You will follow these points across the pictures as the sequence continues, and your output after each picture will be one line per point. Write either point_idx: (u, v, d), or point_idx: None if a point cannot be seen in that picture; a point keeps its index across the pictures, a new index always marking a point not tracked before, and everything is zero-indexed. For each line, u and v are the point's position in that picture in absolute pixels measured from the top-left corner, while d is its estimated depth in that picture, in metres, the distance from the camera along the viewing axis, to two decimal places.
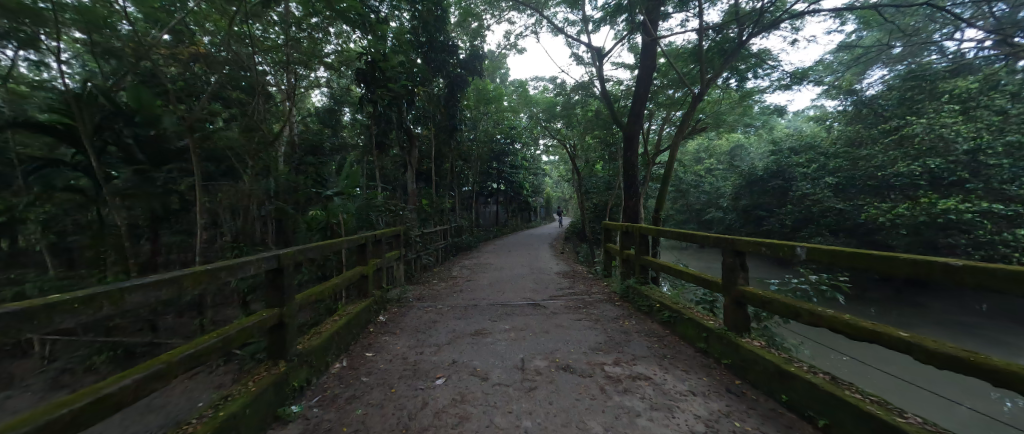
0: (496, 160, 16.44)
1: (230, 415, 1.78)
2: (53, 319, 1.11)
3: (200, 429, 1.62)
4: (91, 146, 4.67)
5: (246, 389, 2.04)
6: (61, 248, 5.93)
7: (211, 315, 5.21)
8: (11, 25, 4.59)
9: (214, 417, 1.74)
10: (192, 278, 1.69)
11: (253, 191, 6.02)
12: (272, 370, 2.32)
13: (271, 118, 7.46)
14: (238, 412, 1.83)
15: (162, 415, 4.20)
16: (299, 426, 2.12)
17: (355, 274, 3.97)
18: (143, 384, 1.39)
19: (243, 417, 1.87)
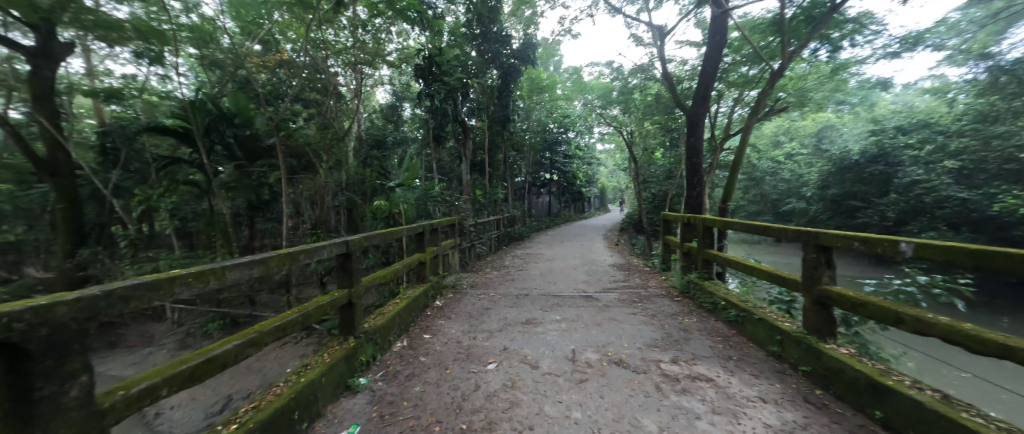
0: (549, 150, 16.31)
1: (309, 381, 2.01)
2: (174, 290, 1.33)
3: (286, 392, 1.86)
4: (202, 146, 5.47)
5: (324, 360, 2.29)
6: (184, 232, 7.11)
7: (295, 292, 5.89)
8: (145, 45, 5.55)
9: (297, 382, 1.98)
10: (277, 260, 1.92)
11: (327, 183, 6.62)
12: (343, 345, 2.57)
13: (343, 116, 8.11)
14: (316, 379, 2.07)
15: (260, 378, 4.93)
16: (366, 397, 2.33)
17: (414, 260, 4.24)
18: (240, 351, 1.62)
19: (320, 384, 2.11)
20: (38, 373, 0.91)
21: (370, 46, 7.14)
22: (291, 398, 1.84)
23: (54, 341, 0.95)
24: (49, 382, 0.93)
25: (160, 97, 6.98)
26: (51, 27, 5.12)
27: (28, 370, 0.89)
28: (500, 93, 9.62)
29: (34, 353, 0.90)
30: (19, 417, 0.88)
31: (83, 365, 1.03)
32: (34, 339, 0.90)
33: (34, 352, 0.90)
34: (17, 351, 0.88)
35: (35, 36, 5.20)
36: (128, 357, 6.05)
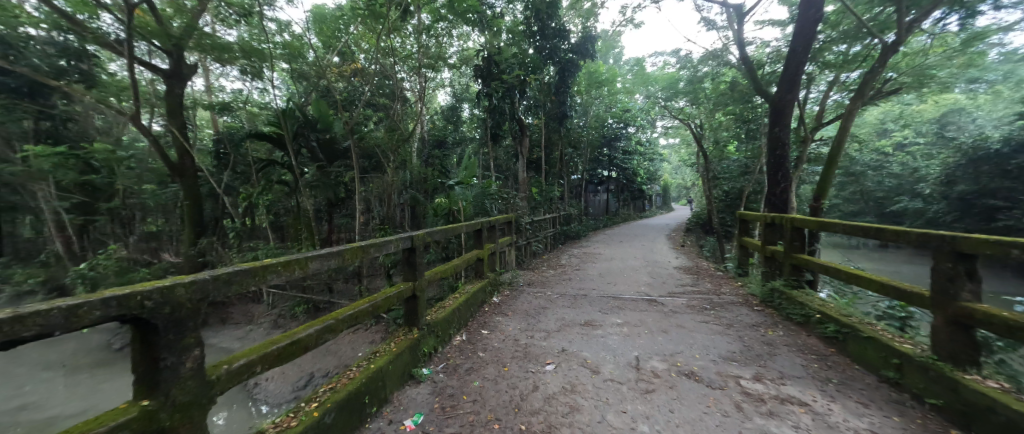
0: (607, 146, 15.80)
1: (378, 368, 2.18)
2: (267, 277, 1.51)
3: (357, 377, 2.03)
4: (292, 150, 6.17)
5: (390, 348, 2.47)
6: (277, 226, 8.11)
7: (366, 283, 6.41)
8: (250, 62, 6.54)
9: (367, 368, 2.16)
10: (351, 252, 2.09)
11: (394, 182, 7.09)
12: (408, 335, 2.74)
13: (408, 119, 8.62)
14: (385, 366, 2.23)
15: (338, 360, 5.46)
16: (429, 387, 2.47)
17: (473, 256, 4.37)
18: (320, 336, 1.80)
19: (388, 371, 2.27)
20: (162, 345, 1.08)
21: (433, 50, 7.48)
22: (363, 383, 2.02)
23: (175, 318, 1.13)
24: (171, 353, 1.11)
25: (259, 107, 8.04)
26: (181, 52, 6.17)
27: (154, 342, 1.07)
28: (557, 90, 9.50)
29: (159, 328, 1.07)
30: (149, 380, 1.07)
31: (197, 339, 1.20)
32: (159, 315, 1.07)
33: (159, 327, 1.08)
34: (146, 324, 1.06)
35: (170, 61, 6.28)
36: (235, 333, 7.07)
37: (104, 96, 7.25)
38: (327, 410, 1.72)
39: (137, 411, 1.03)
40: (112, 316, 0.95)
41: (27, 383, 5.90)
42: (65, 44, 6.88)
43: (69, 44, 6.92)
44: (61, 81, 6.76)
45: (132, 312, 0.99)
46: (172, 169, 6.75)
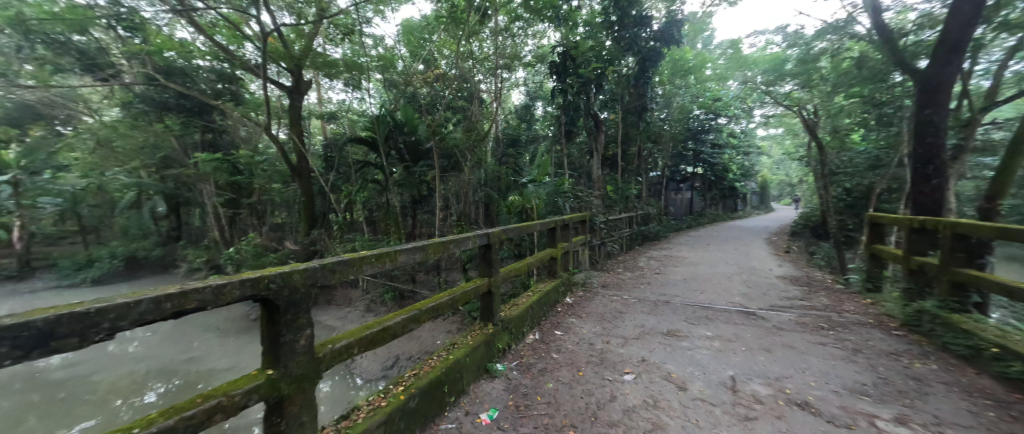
0: (693, 139, 14.51)
1: (455, 360, 2.35)
2: (363, 268, 1.72)
3: (437, 368, 2.23)
4: (383, 151, 6.81)
5: (467, 342, 2.63)
6: (371, 221, 9.08)
7: (444, 276, 6.83)
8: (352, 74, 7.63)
9: (446, 359, 2.35)
10: (433, 247, 2.25)
11: (471, 180, 7.42)
12: (483, 329, 2.88)
13: (485, 119, 8.91)
14: (461, 359, 2.40)
15: (420, 347, 5.95)
16: (503, 383, 2.57)
17: (547, 255, 4.38)
18: (406, 324, 2.01)
19: (464, 364, 2.43)
20: (282, 323, 1.32)
21: (510, 50, 7.63)
22: (442, 373, 2.22)
23: (292, 300, 1.37)
24: (289, 331, 1.34)
25: (358, 114, 9.10)
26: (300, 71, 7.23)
27: (277, 320, 1.31)
28: (635, 82, 8.94)
29: (281, 308, 1.31)
30: (274, 352, 1.32)
31: (308, 320, 1.44)
32: (280, 297, 1.30)
33: (281, 307, 1.32)
34: (272, 304, 1.30)
35: (292, 79, 7.36)
36: (338, 313, 8.11)
37: (247, 112, 8.96)
38: (411, 396, 1.96)
39: (264, 378, 1.28)
40: (249, 294, 1.20)
41: (196, 340, 7.56)
42: (221, 72, 8.58)
43: (223, 71, 8.61)
44: (218, 101, 8.45)
45: (262, 292, 1.24)
46: (293, 170, 7.96)
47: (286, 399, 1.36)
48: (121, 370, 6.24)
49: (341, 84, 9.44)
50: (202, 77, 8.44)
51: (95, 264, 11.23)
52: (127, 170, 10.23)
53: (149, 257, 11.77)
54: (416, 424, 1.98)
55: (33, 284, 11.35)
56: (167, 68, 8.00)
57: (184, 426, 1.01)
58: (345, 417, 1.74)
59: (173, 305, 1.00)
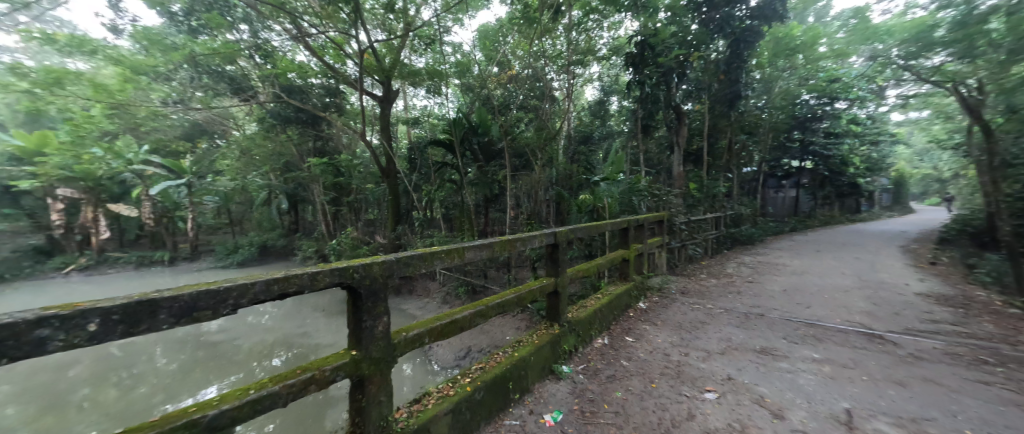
0: (799, 129, 12.62)
1: (519, 358, 2.39)
2: (432, 263, 1.87)
3: (501, 363, 2.30)
4: (459, 152, 7.18)
5: (532, 341, 2.65)
6: (447, 218, 9.62)
7: (514, 273, 6.94)
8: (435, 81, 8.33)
9: (510, 356, 2.40)
10: (499, 245, 2.32)
11: (541, 179, 7.42)
12: (549, 330, 2.87)
13: (557, 117, 8.81)
14: (525, 357, 2.44)
15: (490, 341, 6.15)
16: (569, 386, 2.53)
17: (618, 256, 4.20)
18: (472, 318, 2.11)
19: (528, 362, 2.46)
20: (364, 309, 1.52)
21: (583, 45, 7.44)
22: (506, 370, 2.26)
23: (372, 289, 1.56)
24: (369, 317, 1.54)
25: (438, 118, 9.74)
26: (389, 82, 7.95)
27: (360, 307, 1.52)
28: (727, 68, 7.95)
29: (362, 296, 1.51)
30: (357, 335, 1.52)
31: (386, 308, 1.62)
32: (362, 286, 1.51)
33: (363, 295, 1.52)
34: (356, 292, 1.51)
35: (382, 89, 8.11)
36: (418, 303, 8.78)
37: (347, 121, 10.27)
38: (477, 388, 2.04)
39: (349, 358, 1.49)
40: (337, 281, 1.42)
41: (307, 318, 8.85)
42: (327, 87, 9.90)
43: (329, 86, 9.93)
44: (325, 113, 9.79)
45: (347, 280, 1.46)
46: (382, 172, 8.83)
47: (367, 378, 1.55)
48: (255, 337, 7.65)
49: (424, 91, 10.21)
50: (313, 92, 9.85)
51: (238, 250, 13.86)
52: (261, 174, 12.41)
53: (275, 246, 14.13)
54: (481, 416, 2.04)
55: (200, 265, 14.48)
56: (288, 87, 9.39)
57: (285, 392, 1.28)
58: (417, 401, 1.89)
59: (278, 287, 1.26)
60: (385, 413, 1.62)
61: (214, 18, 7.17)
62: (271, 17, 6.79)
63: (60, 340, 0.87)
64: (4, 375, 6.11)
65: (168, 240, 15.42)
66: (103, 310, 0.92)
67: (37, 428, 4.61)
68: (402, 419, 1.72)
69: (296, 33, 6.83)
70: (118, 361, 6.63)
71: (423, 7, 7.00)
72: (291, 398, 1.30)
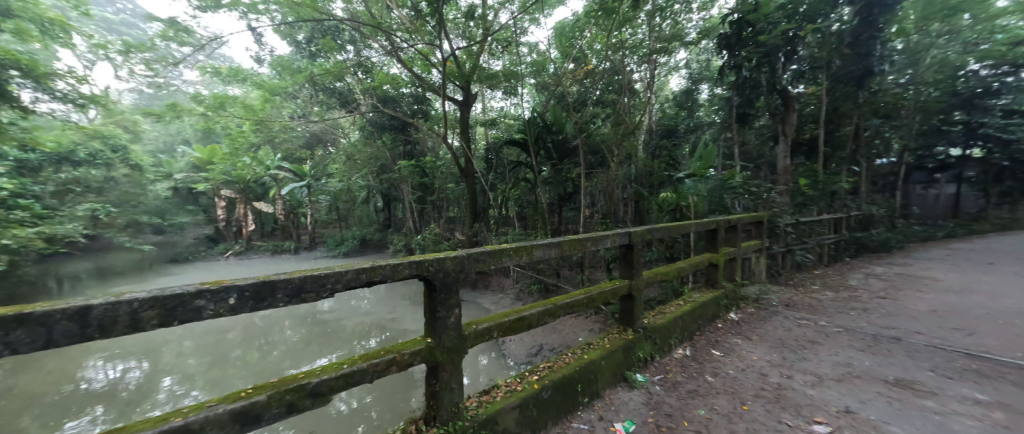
0: (962, 107, 9.96)
1: (589, 360, 2.34)
2: (501, 259, 1.93)
3: (570, 365, 2.28)
4: (534, 151, 7.24)
5: (603, 345, 2.57)
6: (522, 216, 9.76)
7: (588, 273, 6.76)
8: (512, 82, 8.52)
9: (579, 358, 2.36)
10: (569, 244, 2.29)
11: (618, 177, 7.08)
12: (622, 335, 2.76)
13: (637, 111, 8.31)
14: (595, 361, 2.37)
15: (562, 341, 6.10)
16: (643, 397, 2.38)
17: (705, 261, 3.83)
18: (540, 316, 2.13)
19: (599, 366, 2.39)
20: (438, 300, 1.63)
21: (668, 31, 6.90)
22: (575, 371, 2.23)
23: (445, 282, 1.67)
24: (442, 308, 1.65)
25: (514, 118, 9.93)
26: (468, 87, 8.35)
27: (435, 297, 1.63)
28: (852, 40, 6.78)
29: (437, 287, 1.63)
30: (432, 324, 1.64)
31: (457, 301, 1.72)
32: (437, 278, 1.62)
33: (437, 287, 1.63)
34: (431, 283, 1.63)
35: (462, 94, 8.54)
36: (493, 297, 9.10)
37: (432, 125, 11.08)
38: (544, 387, 2.05)
39: (424, 345, 1.60)
40: (415, 273, 1.55)
41: (396, 305, 9.80)
42: (416, 95, 10.80)
43: (417, 94, 10.83)
44: (413, 119, 10.70)
45: (424, 272, 1.58)
46: (461, 172, 9.34)
47: (440, 365, 1.65)
48: (356, 319, 8.74)
49: (500, 92, 10.52)
50: (404, 101, 10.85)
51: (344, 242, 15.97)
52: (362, 176, 14.09)
53: (372, 240, 15.92)
54: (548, 415, 2.05)
55: (316, 254, 17.03)
56: (383, 97, 10.50)
57: (370, 369, 1.42)
58: (486, 392, 1.97)
59: (366, 275, 1.42)
60: (455, 400, 1.71)
61: (328, 43, 8.36)
62: (371, 36, 7.67)
63: (212, 307, 1.10)
64: (187, 333, 7.96)
65: (293, 233, 18.46)
66: (238, 287, 1.13)
67: (208, 377, 5.93)
68: (472, 408, 1.81)
69: (390, 49, 7.59)
70: (257, 330, 8.15)
71: (501, 11, 7.20)
72: (376, 375, 1.44)
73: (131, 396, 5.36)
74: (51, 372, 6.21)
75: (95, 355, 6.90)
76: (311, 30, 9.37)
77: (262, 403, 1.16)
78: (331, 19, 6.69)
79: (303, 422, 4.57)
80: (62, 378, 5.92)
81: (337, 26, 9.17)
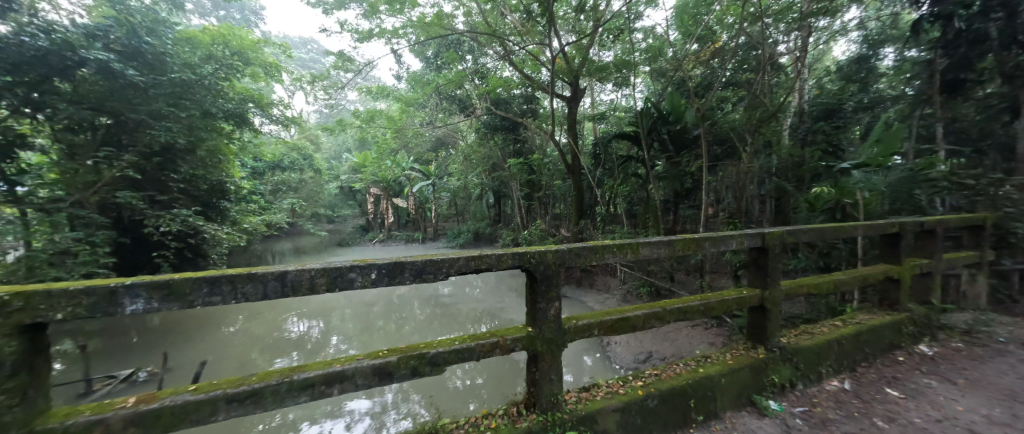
0: None
1: (705, 374, 2.12)
2: (604, 255, 1.89)
3: (682, 376, 2.10)
4: (646, 143, 6.75)
5: (724, 361, 2.28)
6: (631, 214, 9.22)
7: (708, 279, 6.01)
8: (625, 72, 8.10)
9: (693, 371, 2.16)
10: (682, 244, 2.09)
11: (751, 169, 6.06)
12: (751, 353, 2.39)
13: (780, 90, 6.93)
14: (713, 377, 2.13)
15: (675, 351, 5.59)
16: (777, 428, 2.03)
17: (877, 274, 3.01)
18: (647, 319, 2.02)
19: (718, 384, 2.14)
20: (539, 291, 1.70)
21: None
22: (687, 384, 2.04)
23: (545, 274, 1.72)
24: (543, 300, 1.71)
25: (625, 111, 9.41)
26: (577, 81, 8.25)
27: (536, 289, 1.70)
28: None
29: (538, 279, 1.70)
30: (533, 314, 1.72)
31: (558, 295, 1.75)
32: (538, 271, 1.69)
33: (538, 278, 1.70)
34: (533, 275, 1.70)
35: (570, 89, 8.49)
36: (599, 297, 8.85)
37: (541, 124, 11.32)
38: (650, 395, 1.93)
39: (526, 333, 1.69)
40: (518, 264, 1.64)
41: (505, 295, 10.40)
42: (526, 95, 11.20)
43: (527, 94, 11.21)
44: (524, 118, 11.15)
45: (526, 263, 1.66)
46: (568, 168, 9.32)
47: (541, 355, 1.72)
48: (470, 305, 9.62)
49: (611, 84, 10.11)
50: (515, 101, 11.35)
51: (461, 235, 17.63)
52: (476, 174, 15.30)
53: (484, 234, 17.15)
54: (654, 425, 1.93)
55: (438, 244, 19.27)
56: (497, 100, 11.20)
57: (478, 349, 1.57)
58: (587, 390, 1.97)
59: (474, 263, 1.58)
60: (554, 390, 1.77)
61: (451, 55, 9.36)
62: (486, 44, 8.25)
63: (360, 278, 1.39)
64: (348, 303, 9.96)
65: (421, 225, 21.22)
66: (378, 265, 1.40)
67: (361, 340, 7.33)
68: (572, 402, 1.84)
69: (503, 53, 8.04)
70: (394, 306, 9.69)
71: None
72: (483, 355, 1.58)
73: (313, 347, 7.01)
74: (268, 321, 8.56)
75: (292, 312, 9.22)
76: (438, 45, 10.58)
77: (394, 363, 1.41)
78: (454, 33, 7.44)
79: (426, 388, 5.29)
80: (274, 328, 8.10)
81: (459, 39, 10.16)
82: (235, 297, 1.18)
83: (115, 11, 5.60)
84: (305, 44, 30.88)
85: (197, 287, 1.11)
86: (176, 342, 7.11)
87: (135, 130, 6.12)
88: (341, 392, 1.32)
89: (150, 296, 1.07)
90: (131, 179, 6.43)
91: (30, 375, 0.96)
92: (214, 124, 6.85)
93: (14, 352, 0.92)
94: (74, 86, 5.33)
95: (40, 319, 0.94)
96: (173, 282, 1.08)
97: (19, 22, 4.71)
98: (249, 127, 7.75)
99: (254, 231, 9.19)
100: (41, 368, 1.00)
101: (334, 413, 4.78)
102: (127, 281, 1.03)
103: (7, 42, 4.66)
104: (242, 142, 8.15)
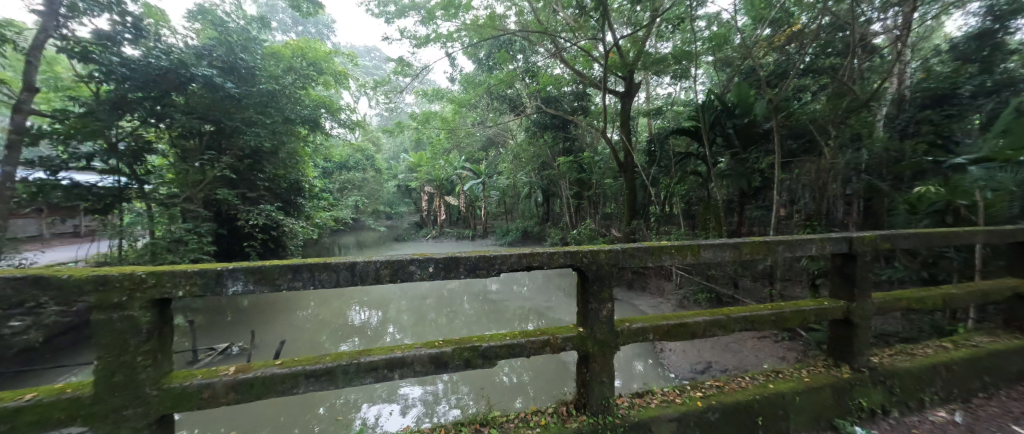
0: None
1: (775, 391, 1.94)
2: (661, 257, 1.80)
3: (749, 391, 1.94)
4: (709, 139, 6.30)
5: (800, 378, 2.06)
6: (690, 214, 8.65)
7: (779, 287, 5.46)
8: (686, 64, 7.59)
9: (761, 386, 1.99)
10: (751, 247, 1.92)
11: (834, 165, 5.40)
12: (832, 372, 2.14)
13: (874, 76, 6.04)
14: (786, 394, 1.94)
15: (739, 364, 5.16)
16: None
17: (1001, 290, 2.53)
18: (708, 326, 1.89)
19: (792, 403, 1.94)
20: (591, 292, 1.67)
21: None
22: (754, 400, 1.89)
23: (598, 274, 1.68)
24: (595, 301, 1.68)
25: (684, 104, 8.83)
26: (632, 76, 7.93)
27: (588, 288, 1.67)
28: None
29: (590, 278, 1.67)
30: (584, 315, 1.69)
31: (611, 296, 1.70)
32: (590, 270, 1.66)
33: (590, 278, 1.67)
34: (584, 274, 1.68)
35: (624, 84, 8.18)
36: (653, 302, 8.42)
37: (593, 121, 11.06)
38: (711, 408, 1.81)
39: (576, 333, 1.67)
40: (570, 263, 1.62)
41: (553, 294, 10.33)
42: (577, 93, 11.01)
43: (578, 91, 11.00)
44: (574, 116, 10.98)
45: (577, 263, 1.63)
46: (621, 167, 8.99)
47: (592, 356, 1.69)
48: (517, 303, 9.69)
49: (669, 78, 9.57)
50: (566, 99, 11.20)
51: (510, 233, 17.78)
52: (526, 173, 15.36)
53: (533, 232, 17.15)
54: None
55: (487, 242, 19.66)
56: (547, 98, 11.13)
57: (529, 345, 1.58)
58: (640, 396, 1.91)
59: (525, 262, 1.58)
60: (606, 394, 1.72)
61: (503, 55, 9.51)
62: (538, 42, 8.26)
63: (420, 271, 1.46)
64: (403, 294, 10.54)
65: (471, 223, 21.76)
66: (436, 260, 1.47)
67: (415, 331, 7.73)
68: (624, 407, 1.78)
69: (555, 50, 7.96)
70: (445, 300, 10.06)
71: None
72: (533, 352, 1.59)
73: (372, 334, 7.54)
74: (334, 308, 9.34)
75: (354, 301, 9.99)
76: (490, 46, 10.78)
77: (449, 353, 1.46)
78: (506, 33, 7.53)
79: (475, 381, 5.44)
80: (340, 315, 8.84)
81: (511, 39, 10.26)
82: (313, 283, 1.31)
83: (216, 33, 6.47)
84: (369, 53, 33.40)
85: (284, 273, 1.24)
86: (261, 323, 8.04)
87: (232, 136, 7.02)
88: (402, 377, 1.41)
89: (248, 279, 1.23)
90: (227, 179, 7.33)
91: (160, 341, 1.15)
92: (292, 128, 7.61)
93: (149, 321, 1.10)
94: (187, 98, 6.19)
95: (166, 294, 1.12)
96: (265, 268, 1.22)
97: (148, 47, 5.59)
98: (320, 131, 8.50)
99: (324, 226, 10.07)
100: (168, 337, 1.19)
101: (390, 397, 5.08)
102: (230, 265, 1.19)
103: (138, 64, 5.54)
104: (315, 145, 8.97)
